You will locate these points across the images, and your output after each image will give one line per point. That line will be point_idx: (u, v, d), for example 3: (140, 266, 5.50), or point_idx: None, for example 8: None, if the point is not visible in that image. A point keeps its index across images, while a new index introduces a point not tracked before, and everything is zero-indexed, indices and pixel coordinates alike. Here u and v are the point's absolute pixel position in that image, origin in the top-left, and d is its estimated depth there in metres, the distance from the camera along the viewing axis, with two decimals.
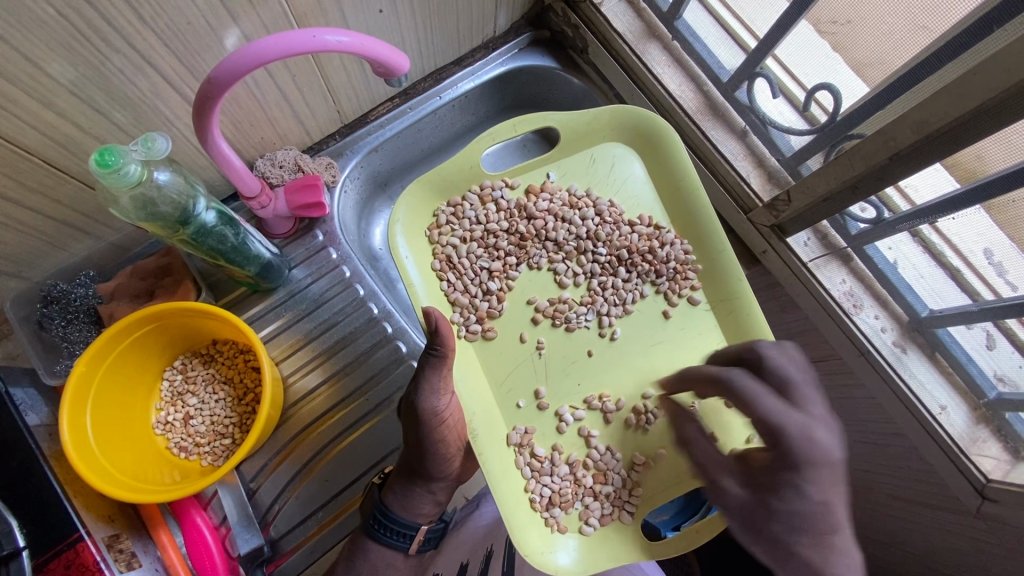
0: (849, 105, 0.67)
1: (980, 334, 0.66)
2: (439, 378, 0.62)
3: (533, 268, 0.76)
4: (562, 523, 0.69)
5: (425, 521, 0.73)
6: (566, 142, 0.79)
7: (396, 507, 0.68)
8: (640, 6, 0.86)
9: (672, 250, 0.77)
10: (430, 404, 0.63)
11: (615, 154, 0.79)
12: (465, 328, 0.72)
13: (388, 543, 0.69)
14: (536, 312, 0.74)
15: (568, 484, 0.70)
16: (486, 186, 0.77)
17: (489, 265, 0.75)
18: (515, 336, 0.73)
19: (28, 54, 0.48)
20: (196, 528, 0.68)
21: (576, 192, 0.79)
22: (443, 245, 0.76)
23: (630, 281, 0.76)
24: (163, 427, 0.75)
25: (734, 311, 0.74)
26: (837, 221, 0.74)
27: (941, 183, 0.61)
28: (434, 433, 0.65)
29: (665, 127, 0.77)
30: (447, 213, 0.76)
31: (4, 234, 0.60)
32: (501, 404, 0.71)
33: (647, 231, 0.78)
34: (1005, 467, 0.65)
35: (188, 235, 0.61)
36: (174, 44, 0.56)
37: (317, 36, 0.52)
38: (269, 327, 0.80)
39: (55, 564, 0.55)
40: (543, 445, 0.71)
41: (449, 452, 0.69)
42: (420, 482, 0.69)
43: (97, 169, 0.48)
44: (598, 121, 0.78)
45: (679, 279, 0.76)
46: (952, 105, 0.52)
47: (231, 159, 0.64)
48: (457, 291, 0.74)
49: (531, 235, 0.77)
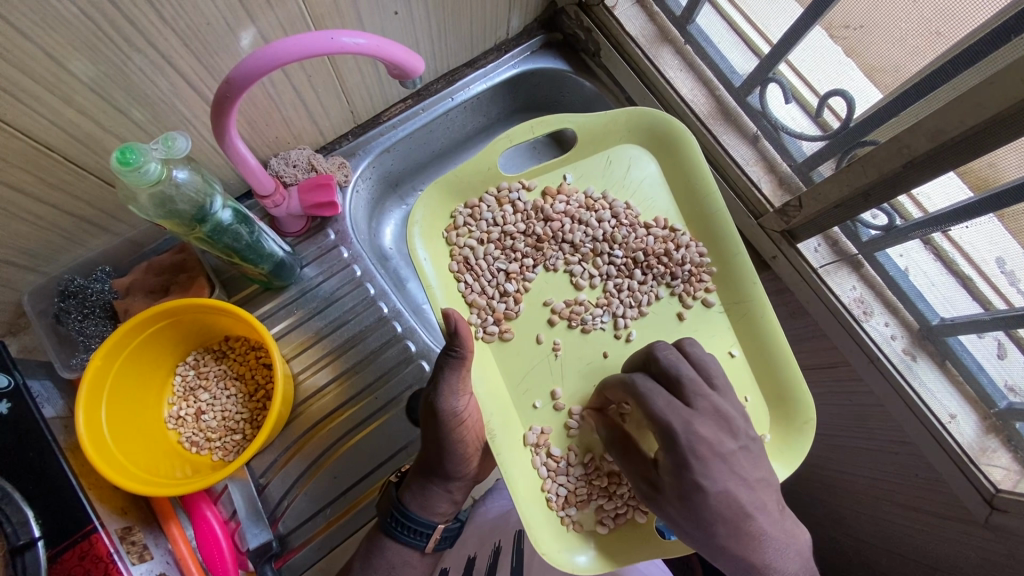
0: (864, 111, 0.66)
1: (992, 344, 0.65)
2: (457, 380, 0.63)
3: (550, 270, 0.77)
4: (577, 521, 0.70)
5: (441, 521, 0.73)
6: (583, 144, 0.79)
7: (414, 506, 0.69)
8: (652, 10, 0.87)
9: (687, 253, 0.77)
10: (450, 406, 0.63)
11: (631, 156, 0.80)
12: (482, 329, 0.73)
13: (410, 543, 0.70)
14: (553, 313, 0.74)
15: (583, 484, 0.70)
16: (504, 187, 0.78)
17: (506, 266, 0.76)
18: (532, 337, 0.73)
19: (51, 53, 0.49)
20: (206, 522, 0.69)
21: (592, 195, 0.79)
22: (461, 246, 0.76)
23: (645, 283, 0.76)
24: (174, 422, 0.76)
25: (748, 313, 0.74)
26: (849, 228, 0.73)
27: (954, 191, 0.61)
28: (454, 433, 0.65)
29: (683, 132, 0.77)
30: (465, 215, 0.77)
31: (25, 229, 0.61)
32: (517, 405, 0.71)
33: (663, 233, 0.78)
34: (1015, 478, 0.64)
35: (205, 232, 0.62)
36: (194, 43, 0.57)
37: (334, 39, 0.52)
38: (279, 325, 0.81)
39: (70, 554, 0.56)
40: (560, 445, 0.71)
41: (467, 452, 0.69)
42: (437, 480, 0.69)
43: (119, 167, 0.49)
44: (613, 124, 0.78)
45: (694, 281, 0.76)
46: (967, 114, 0.52)
47: (247, 158, 0.65)
48: (474, 292, 0.75)
49: (548, 236, 0.77)
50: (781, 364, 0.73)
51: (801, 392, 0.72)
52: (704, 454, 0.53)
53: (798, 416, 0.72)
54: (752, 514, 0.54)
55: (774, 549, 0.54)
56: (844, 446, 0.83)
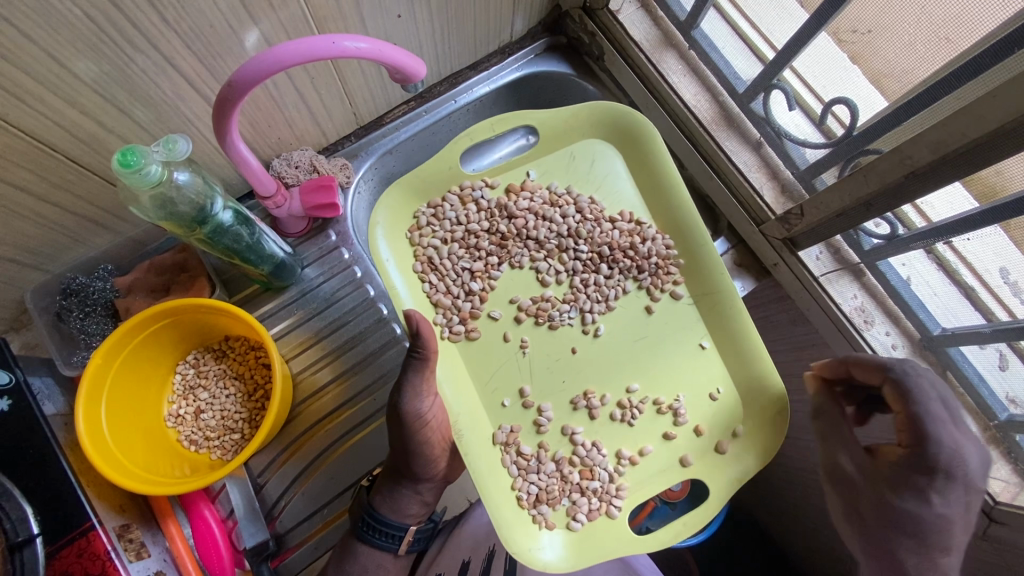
0: (867, 119, 0.66)
1: (993, 354, 0.65)
2: (422, 381, 0.62)
3: (515, 267, 0.77)
4: (549, 519, 0.70)
5: (414, 522, 0.74)
6: (545, 142, 0.79)
7: (384, 508, 0.69)
8: (657, 14, 0.86)
9: (653, 246, 0.77)
10: (414, 407, 0.63)
11: (596, 150, 0.80)
12: (448, 329, 0.74)
13: (381, 545, 0.71)
14: (519, 311, 0.75)
15: (554, 480, 0.71)
16: (466, 186, 0.78)
17: (470, 265, 0.76)
18: (498, 334, 0.74)
19: (54, 54, 0.49)
20: (204, 521, 0.69)
21: (556, 190, 0.79)
22: (425, 246, 0.77)
23: (612, 278, 0.76)
24: (174, 420, 0.76)
25: (718, 304, 0.74)
26: (851, 236, 0.72)
27: (959, 202, 0.60)
28: (417, 435, 0.64)
29: (643, 122, 0.76)
30: (427, 215, 0.77)
31: (27, 227, 0.61)
32: (486, 404, 0.72)
33: (628, 226, 0.78)
34: (1014, 491, 0.64)
35: (205, 234, 0.62)
36: (197, 46, 0.57)
37: (337, 43, 0.53)
38: (279, 325, 0.81)
39: (68, 551, 0.57)
40: (529, 444, 0.72)
41: (434, 453, 0.68)
42: (407, 483, 0.70)
43: (119, 169, 0.50)
44: (575, 119, 0.78)
45: (662, 273, 0.75)
46: (970, 126, 0.52)
47: (249, 160, 0.65)
48: (439, 292, 0.75)
49: (512, 234, 0.77)
50: (754, 357, 0.72)
51: (772, 377, 0.71)
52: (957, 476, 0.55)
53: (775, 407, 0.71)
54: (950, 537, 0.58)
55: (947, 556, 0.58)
56: None
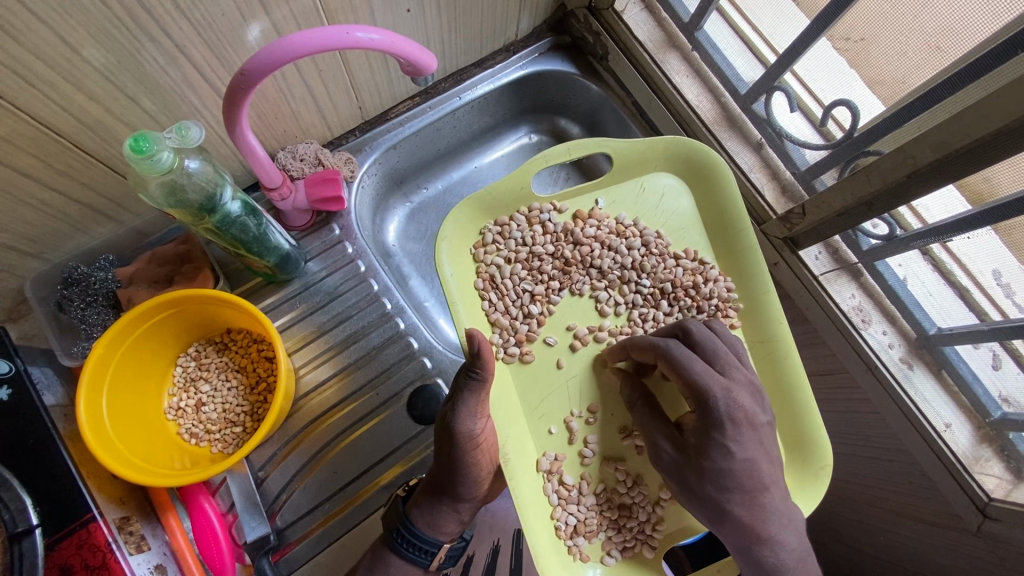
0: (867, 121, 0.68)
1: (986, 354, 0.66)
2: (476, 402, 0.60)
3: (575, 294, 0.74)
4: (584, 552, 0.67)
5: (448, 540, 0.67)
6: (618, 168, 0.76)
7: (420, 522, 0.64)
8: (661, 15, 0.88)
9: (715, 286, 0.74)
10: (466, 427, 0.60)
11: (665, 183, 0.77)
12: (504, 350, 0.70)
13: (413, 560, 0.65)
14: (575, 338, 0.72)
15: (593, 514, 0.68)
16: (535, 207, 0.75)
17: (531, 287, 0.73)
18: (552, 360, 0.71)
19: (64, 37, 0.49)
20: (204, 514, 0.68)
21: (623, 221, 0.77)
22: (488, 263, 0.73)
23: (671, 316, 0.75)
24: (174, 412, 0.75)
25: (775, 353, 0.71)
26: (850, 237, 0.74)
27: (954, 203, 0.62)
28: (465, 456, 0.62)
29: (720, 161, 0.74)
30: (494, 232, 0.74)
31: (30, 214, 0.60)
32: (533, 431, 0.68)
33: (692, 264, 0.75)
34: (1007, 487, 0.66)
35: (213, 223, 0.62)
36: (207, 34, 0.57)
37: (349, 33, 0.53)
38: (281, 318, 0.81)
39: (67, 543, 0.56)
40: (571, 473, 0.69)
41: (480, 474, 0.65)
42: (446, 500, 0.64)
43: (131, 154, 0.49)
44: (652, 151, 0.75)
45: (720, 315, 0.74)
46: (973, 127, 0.53)
47: (257, 151, 0.65)
48: (497, 312, 0.72)
49: (576, 261, 0.75)
50: (805, 405, 0.69)
51: (817, 429, 0.69)
52: (750, 426, 0.55)
53: (816, 460, 0.69)
54: (767, 487, 0.56)
55: (789, 523, 0.57)
56: (838, 452, 0.84)
